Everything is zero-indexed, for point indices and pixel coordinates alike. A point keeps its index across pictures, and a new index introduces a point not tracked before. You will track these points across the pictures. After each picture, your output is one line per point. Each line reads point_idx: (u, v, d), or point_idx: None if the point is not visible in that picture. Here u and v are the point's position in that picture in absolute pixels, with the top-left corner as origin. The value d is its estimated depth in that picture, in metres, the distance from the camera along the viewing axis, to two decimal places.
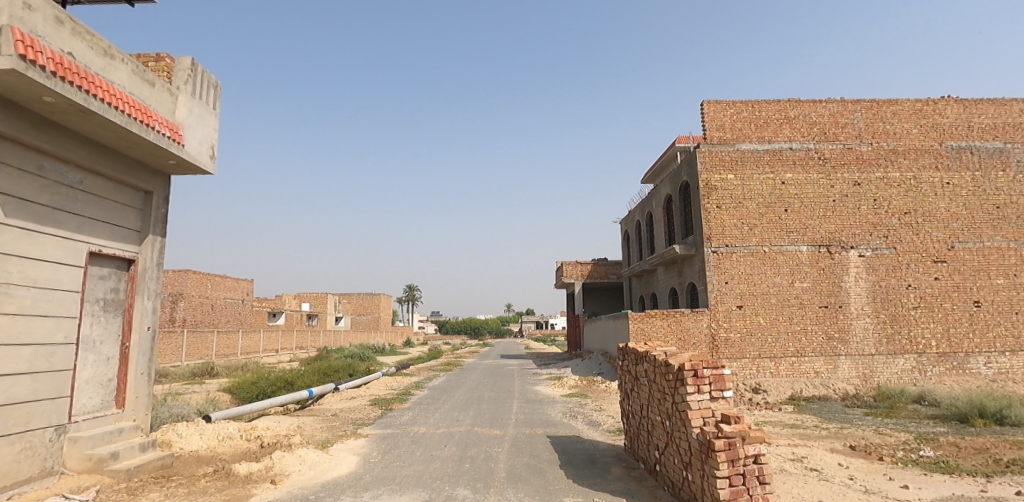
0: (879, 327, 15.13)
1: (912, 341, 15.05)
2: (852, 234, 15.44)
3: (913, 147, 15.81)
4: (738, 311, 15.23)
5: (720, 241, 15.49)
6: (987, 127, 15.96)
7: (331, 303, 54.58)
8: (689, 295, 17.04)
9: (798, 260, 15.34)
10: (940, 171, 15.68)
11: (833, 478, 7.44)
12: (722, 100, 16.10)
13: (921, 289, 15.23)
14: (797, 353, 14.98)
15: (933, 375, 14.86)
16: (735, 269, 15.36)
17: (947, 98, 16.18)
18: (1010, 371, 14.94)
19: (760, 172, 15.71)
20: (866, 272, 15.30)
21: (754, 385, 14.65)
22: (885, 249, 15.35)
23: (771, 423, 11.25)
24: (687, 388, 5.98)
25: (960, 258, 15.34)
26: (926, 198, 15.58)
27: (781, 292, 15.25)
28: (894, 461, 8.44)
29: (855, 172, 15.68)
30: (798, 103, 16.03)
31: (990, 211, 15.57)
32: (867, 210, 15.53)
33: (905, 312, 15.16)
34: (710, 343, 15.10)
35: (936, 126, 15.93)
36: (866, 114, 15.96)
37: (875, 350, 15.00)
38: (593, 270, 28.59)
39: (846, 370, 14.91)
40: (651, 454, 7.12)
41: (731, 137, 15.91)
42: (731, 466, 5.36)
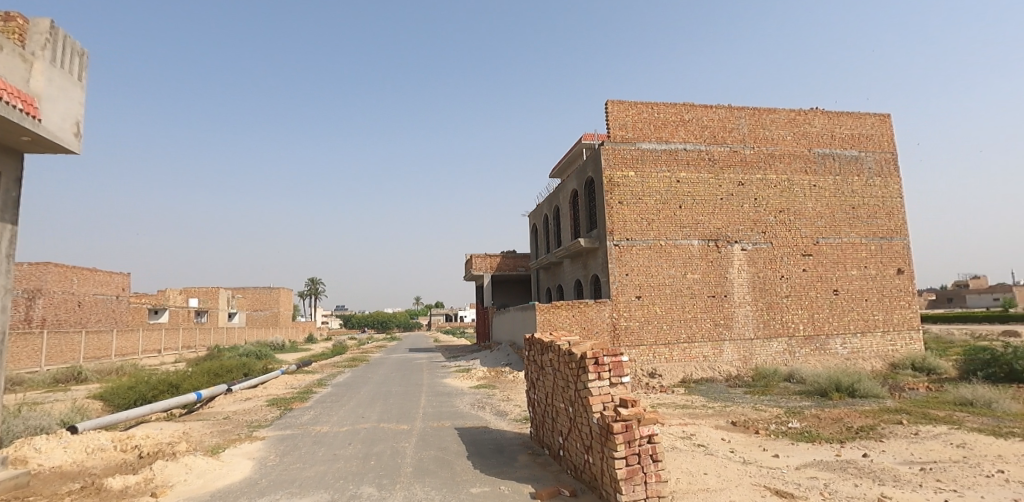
0: (757, 314, 16.66)
1: (784, 326, 16.76)
2: (736, 230, 16.85)
3: (787, 152, 17.52)
4: (637, 302, 16.10)
5: (621, 235, 16.25)
6: (847, 137, 18.09)
7: (222, 298, 51.15)
8: (593, 286, 17.81)
9: (690, 254, 16.50)
10: (809, 175, 17.55)
11: (716, 452, 8.21)
12: (624, 100, 16.83)
13: (792, 280, 16.99)
14: (687, 339, 16.13)
15: (800, 355, 16.69)
16: (634, 261, 16.22)
17: (815, 109, 18.07)
18: (860, 350, 17.19)
19: (658, 170, 16.67)
20: (747, 264, 16.77)
21: (650, 370, 15.63)
22: (763, 243, 16.92)
23: (665, 405, 12.10)
24: (589, 375, 6.31)
25: (823, 252, 17.30)
26: (797, 198, 17.36)
27: (675, 283, 16.34)
28: (767, 433, 9.43)
29: (739, 172, 17.10)
30: (692, 107, 17.18)
31: (848, 211, 17.70)
32: (748, 207, 17.02)
33: (778, 300, 16.85)
34: (611, 331, 15.81)
35: (806, 134, 17.77)
36: (749, 120, 17.44)
37: (754, 334, 16.51)
38: (501, 263, 28.92)
39: (729, 354, 16.28)
40: (555, 440, 7.46)
41: (632, 136, 16.73)
42: (627, 447, 5.76)
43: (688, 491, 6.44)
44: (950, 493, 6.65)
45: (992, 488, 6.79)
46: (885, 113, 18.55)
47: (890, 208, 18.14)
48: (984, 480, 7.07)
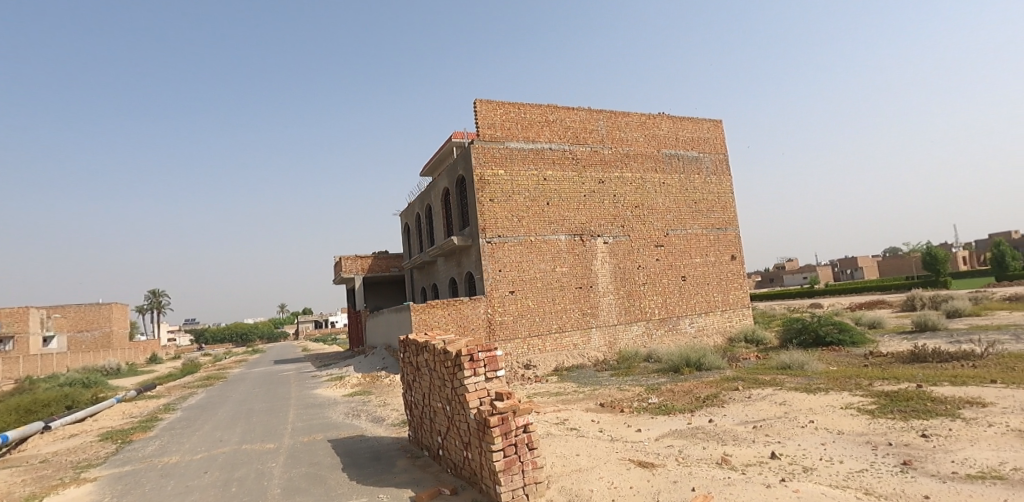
0: (619, 302, 18.03)
1: (643, 311, 18.33)
2: (598, 225, 18.06)
3: (640, 152, 19.13)
4: (510, 296, 16.61)
5: (493, 233, 16.63)
6: (689, 139, 20.20)
7: (36, 320, 43.95)
8: (467, 284, 18.07)
9: (558, 248, 17.38)
10: (659, 173, 19.33)
11: (587, 433, 8.83)
12: (492, 100, 17.19)
13: (648, 269, 18.63)
14: (559, 329, 16.99)
15: (656, 337, 18.38)
16: (506, 257, 16.69)
17: (662, 114, 19.92)
18: (705, 328, 19.40)
19: (526, 169, 17.29)
20: (609, 256, 18.06)
21: (525, 362, 16.22)
22: (622, 236, 18.34)
23: (539, 394, 12.69)
24: (464, 372, 6.46)
25: (673, 243, 19.20)
26: (649, 194, 19.04)
27: (546, 277, 17.11)
28: (631, 410, 10.32)
29: (599, 171, 18.32)
30: (555, 109, 18.03)
31: (691, 206, 19.80)
32: (609, 203, 18.32)
33: (637, 288, 18.37)
34: (487, 327, 16.14)
35: (655, 136, 19.53)
36: (606, 123, 18.74)
37: (617, 320, 17.86)
38: (373, 264, 28.20)
39: (597, 340, 17.44)
40: (434, 440, 7.55)
41: (501, 136, 17.15)
42: (505, 438, 6.01)
43: (562, 473, 6.88)
44: (775, 444, 7.82)
45: (806, 436, 8.09)
46: (718, 119, 20.98)
47: (725, 202, 20.61)
48: (800, 430, 8.39)
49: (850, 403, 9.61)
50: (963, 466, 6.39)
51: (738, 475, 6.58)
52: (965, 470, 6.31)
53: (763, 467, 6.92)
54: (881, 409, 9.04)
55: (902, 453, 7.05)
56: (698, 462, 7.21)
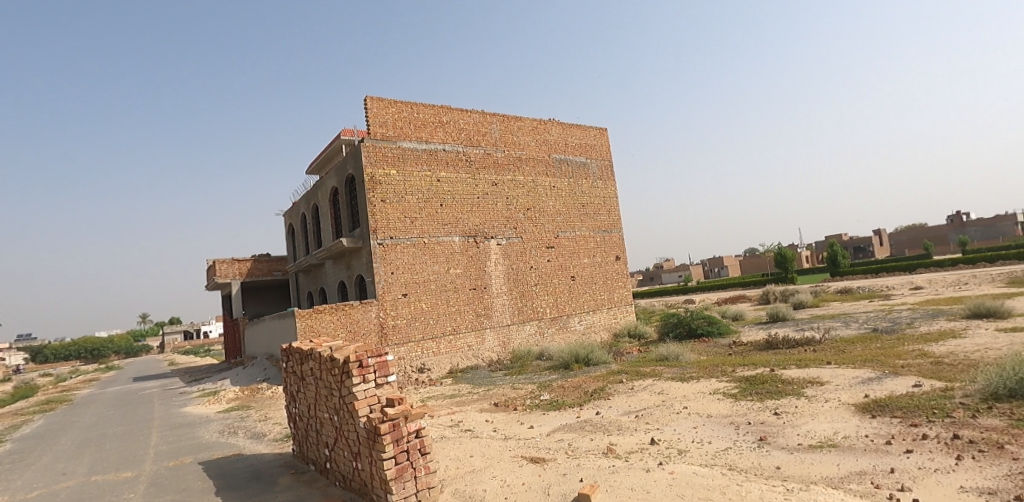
0: (513, 302, 18.36)
1: (535, 310, 18.81)
2: (492, 226, 18.24)
3: (532, 156, 19.62)
4: (403, 299, 16.21)
5: (385, 234, 16.12)
6: (577, 145, 21.08)
7: None
8: (358, 287, 17.45)
9: (452, 250, 17.27)
10: (550, 177, 19.97)
11: (481, 434, 8.89)
12: (384, 98, 16.68)
13: (539, 269, 19.16)
14: (453, 331, 16.88)
15: (548, 335, 18.94)
16: (399, 259, 16.27)
17: (553, 120, 20.57)
18: (593, 325, 20.35)
19: (418, 169, 16.97)
20: (502, 257, 18.32)
21: (419, 366, 15.91)
22: (515, 238, 18.69)
23: (433, 397, 12.57)
24: (353, 379, 6.23)
25: (563, 244, 19.95)
26: (541, 197, 19.59)
27: (439, 279, 16.94)
28: (524, 408, 10.54)
29: (493, 173, 18.51)
30: (449, 110, 17.92)
31: (580, 209, 20.70)
32: (502, 205, 18.58)
33: (529, 288, 18.81)
34: (379, 331, 15.61)
35: (546, 141, 20.14)
36: (500, 126, 18.99)
37: (511, 320, 18.16)
38: (252, 268, 26.38)
39: (491, 341, 17.60)
40: (320, 453, 7.20)
41: (393, 134, 16.69)
42: (396, 445, 5.88)
43: (456, 476, 6.87)
44: (655, 431, 8.38)
45: (681, 421, 8.75)
46: (604, 127, 22.10)
47: (610, 206, 21.77)
48: (676, 416, 9.07)
49: (718, 389, 10.54)
50: (806, 438, 7.25)
51: (621, 462, 6.95)
52: (808, 441, 7.16)
53: (643, 453, 7.38)
54: (743, 392, 10.02)
55: (760, 430, 7.86)
56: (586, 453, 7.52)
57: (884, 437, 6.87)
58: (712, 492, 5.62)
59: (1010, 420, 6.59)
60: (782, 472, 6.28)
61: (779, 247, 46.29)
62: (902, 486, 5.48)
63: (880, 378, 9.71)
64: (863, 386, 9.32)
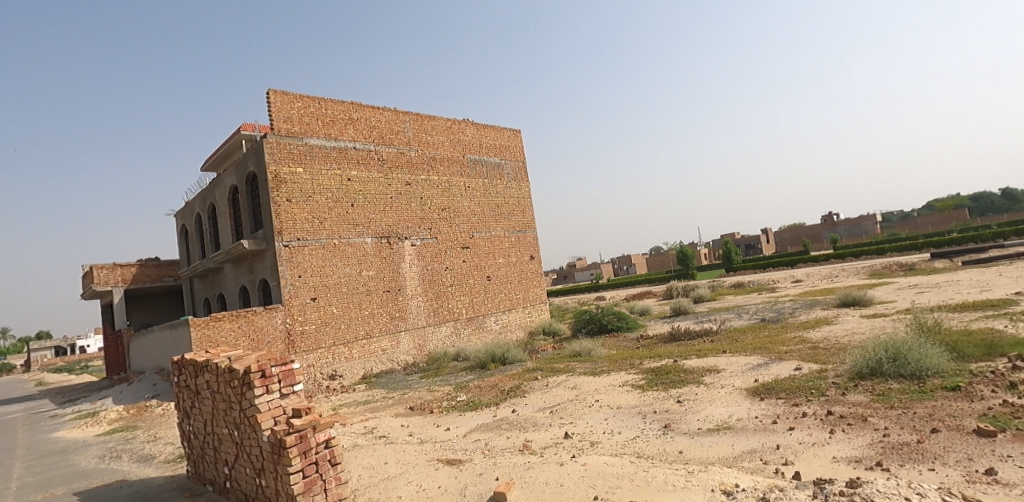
0: (428, 303, 18.15)
1: (450, 311, 18.72)
2: (405, 227, 17.91)
3: (446, 156, 19.51)
4: (312, 304, 15.34)
5: (291, 235, 15.17)
6: (491, 146, 21.24)
7: None
8: (262, 291, 16.51)
9: (364, 251, 16.67)
10: (464, 177, 19.97)
11: (396, 439, 8.72)
12: (288, 92, 15.65)
13: (454, 270, 19.11)
14: (366, 335, 16.34)
15: (464, 335, 18.94)
16: (306, 262, 15.36)
17: (467, 120, 20.54)
18: (508, 324, 20.59)
19: (327, 167, 16.15)
20: (417, 258, 18.05)
21: (330, 373, 15.23)
22: (430, 239, 18.51)
23: (346, 404, 12.17)
24: (255, 391, 5.89)
25: (478, 244, 20.05)
26: (455, 197, 19.54)
27: (351, 281, 16.27)
28: (440, 411, 10.45)
29: (406, 173, 18.17)
30: (359, 106, 17.27)
31: (494, 209, 20.90)
32: (415, 205, 18.31)
33: (444, 289, 18.69)
34: (286, 338, 14.69)
35: (460, 141, 20.09)
36: (413, 125, 18.67)
37: (426, 322, 17.95)
38: (139, 273, 24.27)
39: (406, 343, 17.27)
40: (219, 471, 6.77)
41: (299, 131, 15.74)
42: (304, 458, 5.64)
43: (369, 485, 6.69)
44: (568, 425, 8.63)
45: (592, 414, 9.07)
46: (518, 129, 22.39)
47: (523, 206, 22.15)
48: (588, 409, 9.39)
49: (626, 381, 11.02)
50: (705, 422, 7.77)
51: (536, 458, 7.09)
52: (707, 425, 7.67)
53: (557, 447, 7.57)
54: (649, 382, 10.56)
55: (664, 418, 8.32)
56: (502, 451, 7.60)
57: (771, 417, 7.50)
58: (621, 480, 5.87)
59: (873, 395, 7.43)
60: (684, 456, 6.68)
61: (680, 245, 49.25)
62: (786, 460, 6.01)
63: (768, 364, 10.59)
64: (754, 372, 10.12)
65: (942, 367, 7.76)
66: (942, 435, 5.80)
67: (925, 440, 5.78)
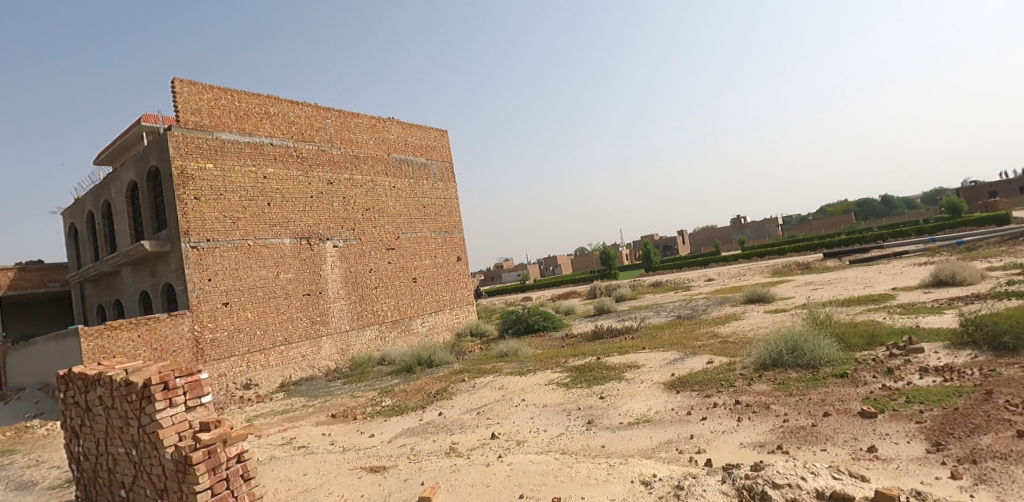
0: (351, 307, 17.61)
1: (375, 314, 18.29)
2: (327, 228, 17.31)
3: (370, 155, 19.06)
4: (223, 309, 14.42)
5: (200, 236, 14.20)
6: (418, 146, 20.99)
7: None
8: (166, 297, 15.40)
9: (282, 253, 15.95)
10: (389, 177, 19.62)
11: (316, 449, 8.41)
12: (197, 82, 14.65)
13: (379, 272, 18.70)
14: (284, 341, 15.58)
15: (390, 339, 18.57)
16: (217, 265, 14.45)
17: (392, 118, 20.17)
18: (435, 326, 20.41)
19: (241, 164, 15.31)
20: (339, 260, 17.49)
21: (245, 382, 14.34)
22: (353, 240, 18.01)
23: (262, 415, 11.59)
24: (156, 405, 5.47)
25: (403, 245, 19.76)
26: (380, 197, 19.16)
27: (267, 285, 15.48)
28: (364, 417, 10.18)
29: (327, 171, 17.57)
30: (277, 100, 16.48)
31: (420, 210, 20.68)
32: (338, 205, 17.75)
33: (368, 291, 18.23)
34: (194, 347, 13.64)
35: (385, 140, 19.70)
36: (335, 122, 18.08)
37: (349, 326, 17.41)
38: (21, 278, 21.92)
39: (328, 349, 16.66)
40: (115, 494, 6.26)
41: (209, 124, 14.77)
42: (213, 474, 5.34)
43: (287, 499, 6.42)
44: (495, 425, 8.68)
45: (519, 413, 9.16)
46: (444, 129, 22.27)
47: (450, 207, 22.07)
48: (515, 408, 9.48)
49: (552, 379, 11.22)
50: (626, 417, 8.06)
51: (462, 460, 7.07)
52: (627, 419, 7.96)
53: (484, 448, 7.59)
54: (574, 380, 10.81)
55: (588, 414, 8.55)
56: (429, 455, 7.52)
57: (685, 408, 7.90)
58: (546, 477, 5.97)
59: (775, 384, 8.00)
60: (606, 450, 6.90)
61: (603, 245, 50.89)
62: (699, 449, 6.35)
63: (683, 358, 11.16)
64: (671, 366, 10.62)
65: (832, 357, 8.50)
66: (832, 417, 6.35)
67: (819, 423, 6.31)
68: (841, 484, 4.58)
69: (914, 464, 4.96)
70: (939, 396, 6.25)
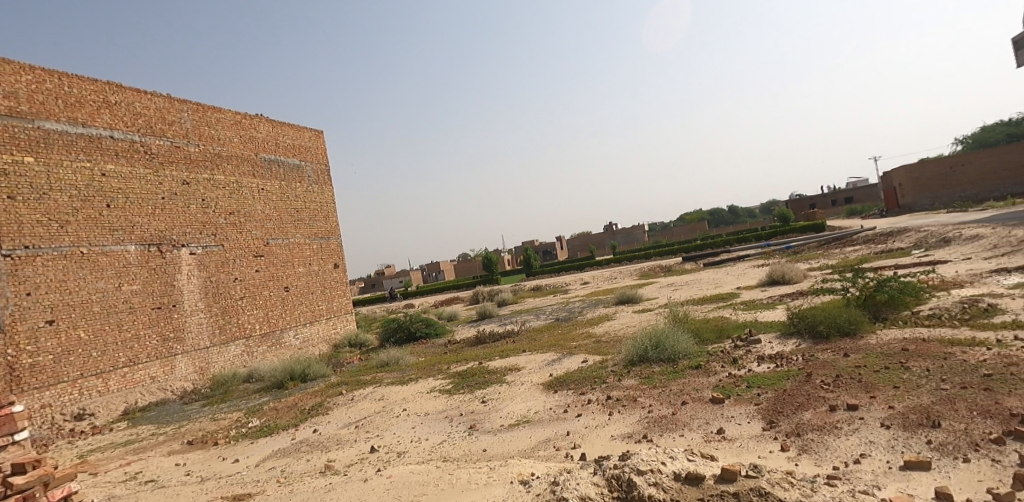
0: (212, 320, 16.13)
1: (240, 328, 16.92)
2: (182, 233, 15.76)
3: (234, 154, 17.70)
4: (48, 328, 12.48)
5: (16, 242, 12.18)
6: (289, 147, 19.91)
7: None
8: None
9: (126, 261, 14.22)
10: (256, 178, 18.38)
11: (169, 482, 7.59)
12: (13, 61, 12.61)
13: (245, 281, 17.38)
14: (129, 363, 13.86)
15: (257, 354, 17.29)
16: (39, 276, 12.48)
17: (260, 115, 18.92)
18: (309, 338, 19.37)
19: (71, 159, 13.44)
20: (197, 268, 15.99)
21: (77, 412, 12.43)
22: (214, 246, 16.58)
23: (100, 449, 10.19)
24: None
25: (273, 252, 18.58)
26: (246, 200, 17.87)
27: (105, 297, 13.68)
28: (227, 441, 9.39)
29: (183, 170, 16.02)
30: (119, 88, 14.70)
31: (292, 214, 19.61)
32: (195, 208, 16.24)
33: (233, 302, 16.85)
34: (8, 375, 11.62)
35: (252, 138, 18.43)
36: (192, 116, 16.53)
37: (209, 342, 15.92)
38: None
39: (183, 368, 15.09)
40: None
41: (29, 111, 12.77)
42: None
43: None
44: (374, 438, 8.44)
45: (400, 424, 9.00)
46: (319, 130, 21.36)
47: (326, 212, 21.22)
48: (395, 419, 9.30)
49: (433, 387, 11.14)
50: (506, 419, 8.23)
51: (338, 478, 6.78)
52: (508, 421, 8.14)
53: (363, 463, 7.34)
54: (456, 386, 10.84)
55: (470, 419, 8.60)
56: (302, 476, 7.10)
57: (562, 407, 8.26)
58: (427, 486, 5.92)
59: (641, 378, 8.64)
60: (487, 454, 7.00)
61: (485, 251, 51.70)
62: (574, 444, 6.67)
63: (560, 359, 11.67)
64: (548, 367, 11.04)
65: (688, 350, 9.35)
66: (689, 405, 6.99)
67: (678, 411, 6.90)
68: (694, 465, 5.05)
69: (753, 441, 5.62)
70: (772, 380, 7.15)
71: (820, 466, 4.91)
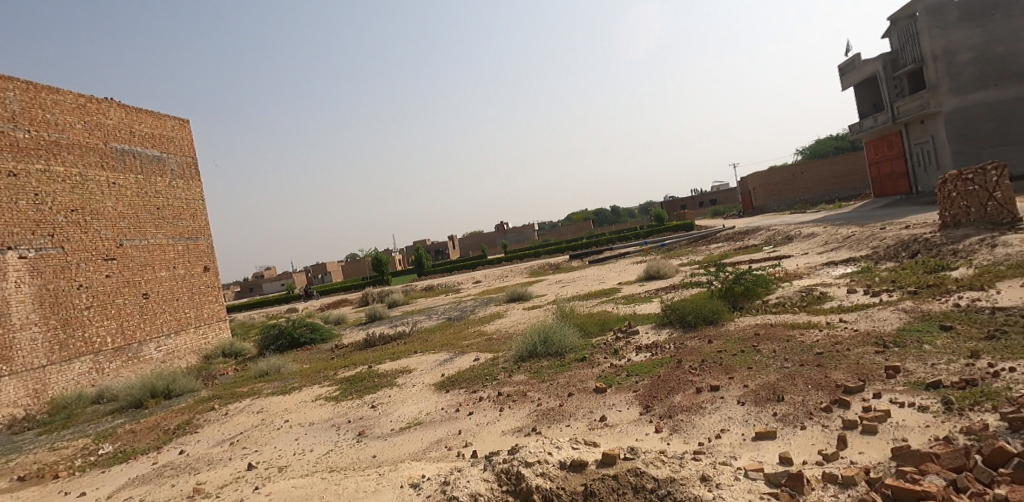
0: (49, 335, 14.10)
1: (87, 342, 14.97)
2: (9, 233, 13.68)
3: (77, 143, 15.69)
4: None
5: None
6: (147, 136, 18.07)
7: None
8: None
9: None
10: (106, 171, 16.44)
11: None
12: None
13: (93, 288, 15.46)
14: None
15: (109, 371, 15.32)
16: None
17: (110, 100, 16.97)
18: (174, 350, 17.66)
19: None
20: (29, 274, 13.96)
21: None
22: (52, 249, 14.59)
23: None
24: None
25: (128, 255, 16.72)
26: (93, 196, 15.92)
27: None
28: (71, 473, 8.31)
29: (9, 160, 13.90)
30: None
31: (151, 212, 17.80)
32: (27, 205, 14.16)
33: (77, 313, 14.91)
34: None
35: (100, 125, 16.47)
36: (21, 97, 14.39)
37: (46, 360, 13.87)
38: None
39: (12, 392, 12.96)
40: None
41: None
42: None
43: None
44: (252, 454, 7.91)
45: (282, 436, 8.52)
46: (184, 119, 19.68)
47: (193, 209, 19.57)
48: (277, 432, 8.79)
49: (319, 394, 10.67)
50: (397, 423, 8.10)
51: None
52: (399, 425, 8.02)
53: (238, 482, 6.86)
54: (343, 392, 10.47)
55: (358, 426, 8.35)
56: None
57: (454, 406, 8.29)
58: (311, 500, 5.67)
59: (530, 373, 8.90)
60: (377, 460, 6.85)
61: (375, 251, 50.32)
62: (466, 443, 6.73)
63: (452, 358, 11.70)
64: (440, 367, 11.02)
65: (574, 344, 9.79)
66: (575, 396, 7.33)
67: (565, 403, 7.21)
68: (578, 453, 5.32)
69: (631, 426, 6.03)
70: (648, 367, 7.71)
71: (688, 443, 5.40)
